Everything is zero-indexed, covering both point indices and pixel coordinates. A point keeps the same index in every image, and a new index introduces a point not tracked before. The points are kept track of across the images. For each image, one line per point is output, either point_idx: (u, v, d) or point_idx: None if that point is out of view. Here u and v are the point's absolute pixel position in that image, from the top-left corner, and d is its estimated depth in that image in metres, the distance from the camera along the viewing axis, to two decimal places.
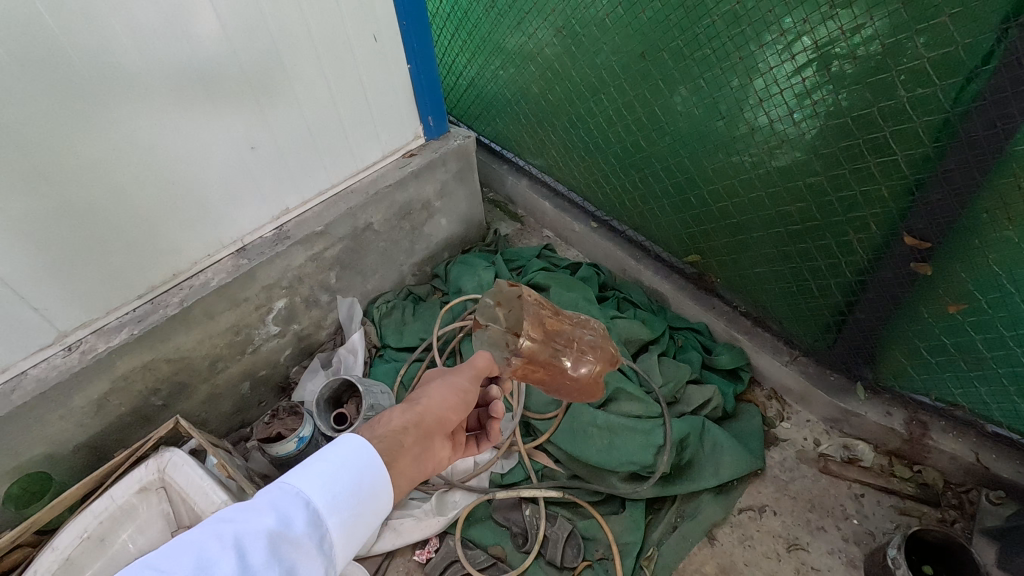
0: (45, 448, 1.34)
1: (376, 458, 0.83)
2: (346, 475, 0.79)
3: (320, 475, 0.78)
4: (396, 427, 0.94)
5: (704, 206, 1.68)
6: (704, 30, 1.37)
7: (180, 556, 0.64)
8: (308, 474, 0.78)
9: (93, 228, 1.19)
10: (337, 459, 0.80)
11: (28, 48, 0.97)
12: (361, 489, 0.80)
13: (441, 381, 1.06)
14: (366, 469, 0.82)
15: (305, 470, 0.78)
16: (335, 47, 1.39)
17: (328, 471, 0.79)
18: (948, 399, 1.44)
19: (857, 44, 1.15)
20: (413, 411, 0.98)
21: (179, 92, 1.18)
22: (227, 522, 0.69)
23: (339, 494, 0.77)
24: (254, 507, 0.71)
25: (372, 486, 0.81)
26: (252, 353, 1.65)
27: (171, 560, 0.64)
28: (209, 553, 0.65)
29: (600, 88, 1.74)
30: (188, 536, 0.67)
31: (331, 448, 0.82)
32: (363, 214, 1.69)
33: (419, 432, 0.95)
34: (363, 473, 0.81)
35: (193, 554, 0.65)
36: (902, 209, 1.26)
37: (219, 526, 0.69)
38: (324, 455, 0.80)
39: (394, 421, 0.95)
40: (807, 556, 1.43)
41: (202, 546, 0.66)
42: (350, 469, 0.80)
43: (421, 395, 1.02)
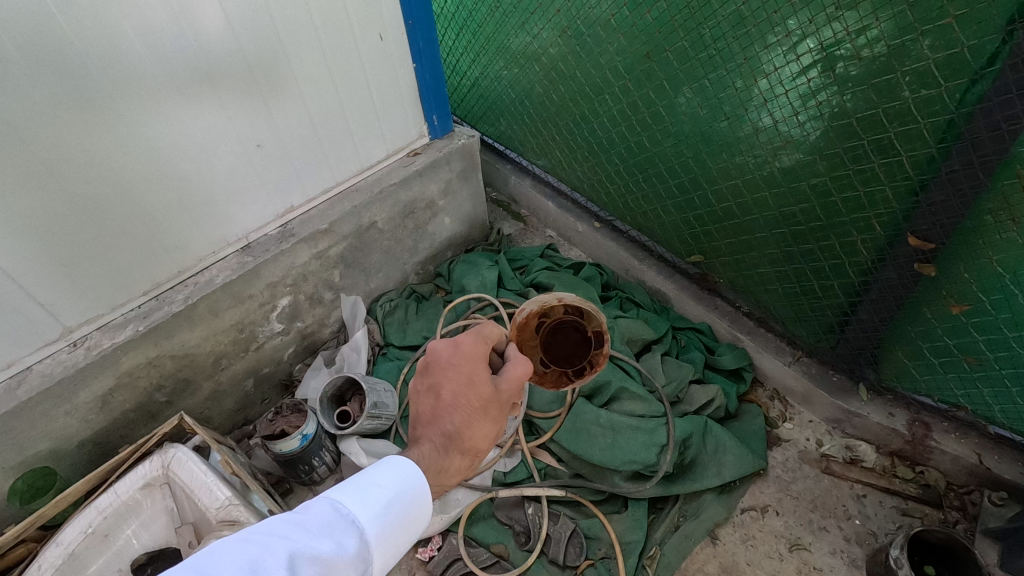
0: (49, 444, 1.34)
1: (423, 490, 0.86)
2: (396, 506, 0.81)
3: (373, 503, 0.79)
4: (450, 476, 0.97)
5: (707, 206, 1.69)
6: (710, 30, 1.38)
7: (235, 565, 0.62)
8: (362, 500, 0.79)
9: (100, 223, 1.20)
10: (389, 488, 0.82)
11: (39, 43, 0.97)
12: (404, 522, 0.82)
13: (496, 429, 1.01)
14: (412, 501, 0.84)
15: (359, 494, 0.80)
16: (342, 46, 1.40)
17: (380, 499, 0.80)
18: (950, 400, 1.44)
19: (863, 46, 1.15)
20: (467, 464, 1.00)
21: (186, 88, 1.18)
22: (279, 538, 0.68)
23: (388, 524, 0.79)
24: (310, 528, 0.71)
25: (413, 520, 0.84)
26: (256, 350, 1.66)
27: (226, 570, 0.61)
28: (266, 567, 0.63)
29: (605, 89, 1.74)
30: (241, 545, 0.65)
31: (384, 475, 0.84)
32: (368, 212, 1.69)
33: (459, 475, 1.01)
34: (409, 506, 0.83)
35: (249, 565, 0.62)
36: (905, 209, 1.26)
37: (272, 540, 0.67)
38: (378, 482, 0.82)
39: (454, 469, 0.97)
40: (809, 556, 1.43)
41: (259, 559, 0.63)
42: (401, 500, 0.82)
43: (482, 445, 1.00)
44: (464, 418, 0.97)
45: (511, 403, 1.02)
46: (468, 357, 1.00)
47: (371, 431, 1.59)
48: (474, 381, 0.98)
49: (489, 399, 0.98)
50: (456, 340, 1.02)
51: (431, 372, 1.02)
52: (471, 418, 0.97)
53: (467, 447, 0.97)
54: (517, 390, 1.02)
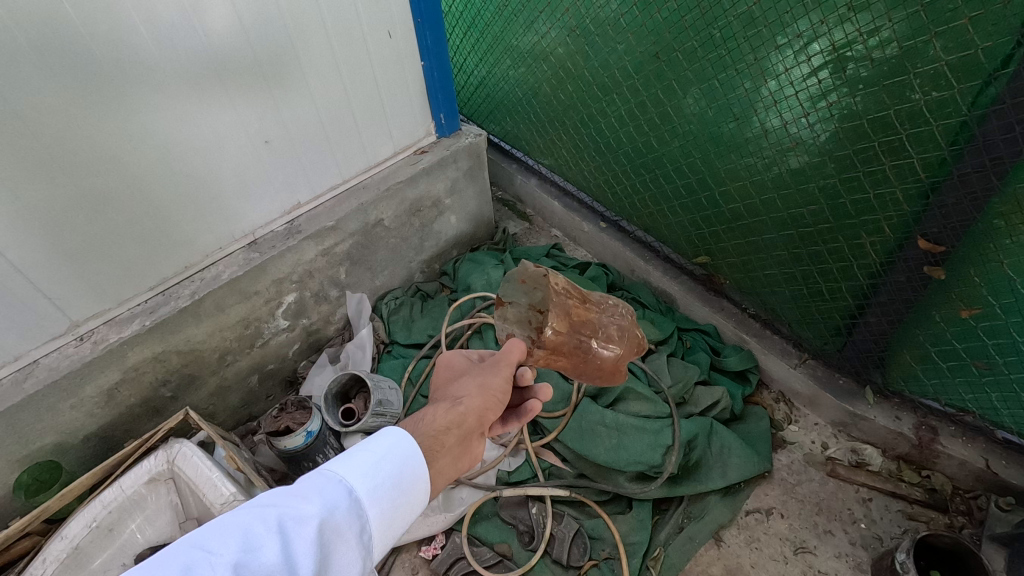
0: (55, 437, 1.34)
1: (416, 452, 0.84)
2: (387, 468, 0.80)
3: (364, 466, 0.78)
4: (439, 427, 0.93)
5: (715, 207, 1.68)
6: (720, 31, 1.37)
7: (225, 535, 0.64)
8: (352, 464, 0.78)
9: (108, 216, 1.20)
10: (380, 453, 0.81)
11: (47, 33, 0.97)
12: (400, 482, 0.80)
13: (476, 378, 1.01)
14: (406, 463, 0.82)
15: (347, 460, 0.78)
16: (351, 42, 1.40)
17: (370, 462, 0.79)
18: (958, 405, 1.43)
19: (874, 47, 1.15)
20: (455, 411, 0.95)
21: (196, 83, 1.18)
22: (269, 506, 0.69)
23: (382, 485, 0.78)
24: (299, 493, 0.71)
25: (412, 478, 0.82)
26: (261, 346, 1.65)
27: (217, 541, 0.64)
28: (255, 535, 0.65)
29: (612, 89, 1.74)
30: (231, 516, 0.67)
31: (374, 441, 0.82)
32: (374, 210, 1.69)
33: (461, 433, 0.94)
34: (403, 467, 0.81)
35: (238, 535, 0.65)
36: (916, 212, 1.25)
37: (262, 509, 0.69)
38: (368, 446, 0.81)
39: (437, 420, 0.93)
40: (814, 560, 1.42)
41: (249, 528, 0.66)
42: (392, 462, 0.80)
43: (461, 393, 0.98)
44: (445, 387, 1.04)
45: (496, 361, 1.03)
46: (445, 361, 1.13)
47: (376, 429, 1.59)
48: (453, 365, 1.10)
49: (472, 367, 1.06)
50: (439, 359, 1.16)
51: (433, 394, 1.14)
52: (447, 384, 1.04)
53: (451, 397, 0.98)
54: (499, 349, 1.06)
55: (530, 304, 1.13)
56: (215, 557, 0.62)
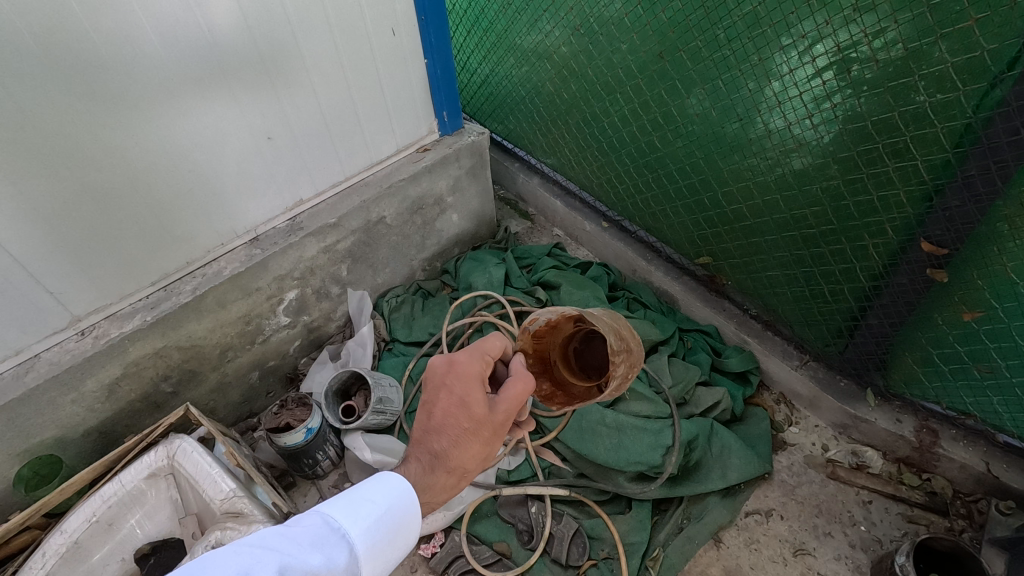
0: (56, 431, 1.35)
1: (414, 509, 0.87)
2: (386, 521, 0.81)
3: (365, 519, 0.79)
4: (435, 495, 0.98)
5: (717, 207, 1.68)
6: (724, 31, 1.37)
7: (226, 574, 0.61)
8: (354, 515, 0.79)
9: (109, 214, 1.20)
10: (381, 505, 0.82)
11: (52, 30, 0.97)
12: (395, 538, 0.81)
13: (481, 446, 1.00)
14: (403, 519, 0.84)
15: (350, 508, 0.79)
16: (355, 39, 1.40)
17: (372, 515, 0.80)
18: (960, 408, 1.42)
19: (879, 48, 1.15)
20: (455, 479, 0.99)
21: (200, 80, 1.18)
22: (269, 550, 0.67)
23: (379, 538, 0.79)
24: (302, 541, 0.70)
25: (405, 536, 0.84)
26: (262, 343, 1.65)
27: None
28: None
29: (616, 89, 1.73)
30: (231, 557, 0.64)
31: (376, 491, 0.84)
32: (376, 207, 1.69)
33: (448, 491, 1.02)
34: (400, 522, 0.83)
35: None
36: (920, 215, 1.25)
37: (262, 552, 0.66)
38: (370, 498, 0.82)
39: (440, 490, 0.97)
40: (813, 562, 1.42)
41: (251, 570, 0.63)
42: (391, 517, 0.82)
43: (467, 465, 0.98)
44: (450, 437, 0.97)
45: (503, 424, 1.01)
46: (462, 378, 1.00)
47: (376, 427, 1.59)
48: (466, 402, 0.98)
49: (481, 414, 0.97)
50: (452, 359, 1.02)
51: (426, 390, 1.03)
52: (452, 435, 0.97)
53: (456, 465, 0.97)
54: (513, 411, 1.00)
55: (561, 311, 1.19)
56: None
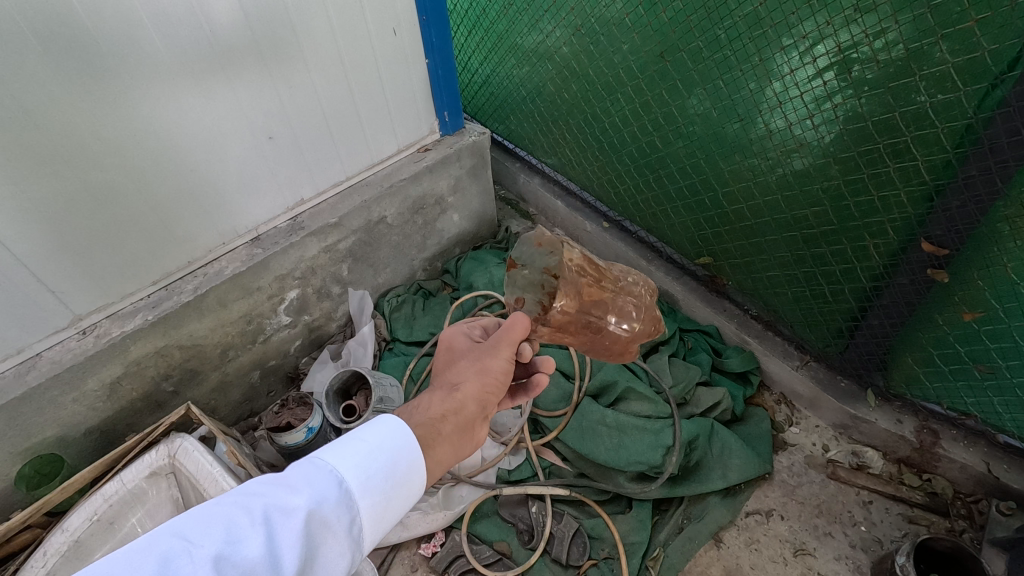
0: (57, 430, 1.35)
1: (413, 444, 0.83)
2: (380, 459, 0.78)
3: (356, 456, 0.77)
4: (435, 416, 0.94)
5: (718, 207, 1.68)
6: (725, 31, 1.37)
7: (209, 526, 0.64)
8: (344, 454, 0.77)
9: (112, 212, 1.20)
10: (373, 444, 0.79)
11: (51, 28, 0.97)
12: (394, 472, 0.79)
13: (472, 361, 1.04)
14: (401, 453, 0.81)
15: (340, 449, 0.77)
16: (356, 38, 1.40)
17: (363, 453, 0.77)
18: (960, 408, 1.42)
19: (880, 49, 1.15)
20: (453, 398, 0.97)
21: (200, 79, 1.18)
22: (255, 496, 0.69)
23: (374, 476, 0.77)
24: (287, 483, 0.71)
25: (406, 470, 0.81)
26: (263, 342, 1.66)
27: (200, 531, 0.63)
28: (238, 527, 0.64)
29: (617, 88, 1.73)
30: (216, 506, 0.66)
31: (368, 430, 0.81)
32: (377, 207, 1.69)
33: (459, 421, 0.95)
34: (397, 458, 0.80)
35: (220, 527, 0.64)
36: (920, 214, 1.25)
37: (248, 499, 0.68)
38: (361, 436, 0.79)
39: (434, 409, 0.95)
40: (813, 562, 1.42)
41: (233, 518, 0.65)
42: (385, 454, 0.79)
43: (460, 380, 1.01)
44: (445, 372, 1.06)
45: (497, 344, 1.05)
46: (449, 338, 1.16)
47: None
48: (454, 349, 1.11)
49: (472, 346, 1.09)
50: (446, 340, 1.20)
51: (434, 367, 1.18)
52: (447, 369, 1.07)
53: (448, 383, 1.01)
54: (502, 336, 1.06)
55: (545, 268, 1.04)
56: (197, 548, 0.61)
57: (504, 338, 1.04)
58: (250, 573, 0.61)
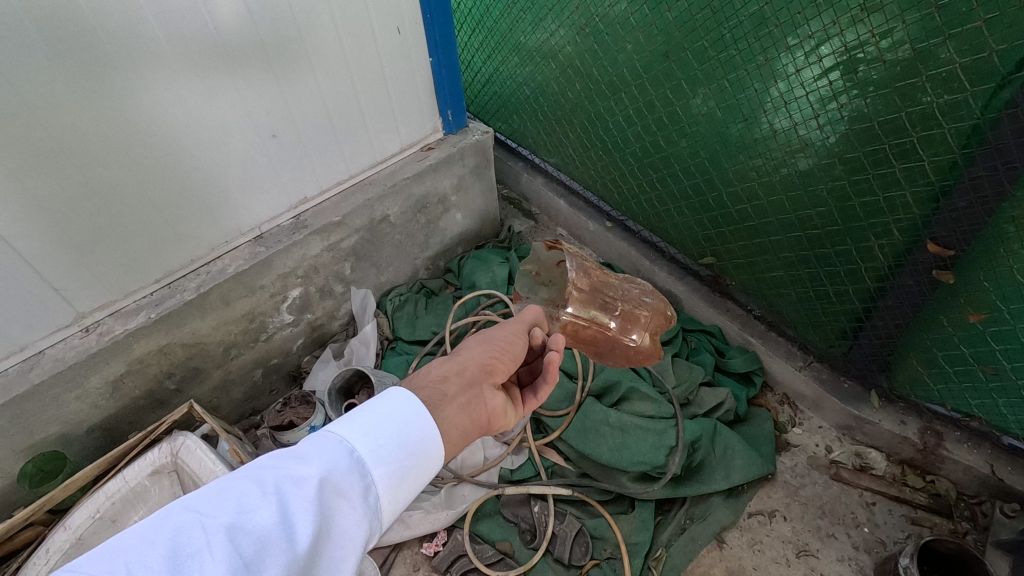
0: (60, 428, 1.35)
1: (424, 412, 0.79)
2: (392, 428, 0.76)
3: (366, 426, 0.74)
4: (436, 378, 0.90)
5: (722, 207, 1.67)
6: (730, 31, 1.36)
7: (220, 498, 0.64)
8: (355, 424, 0.74)
9: (117, 210, 1.20)
10: (384, 415, 0.76)
11: (58, 27, 0.97)
12: (409, 439, 0.76)
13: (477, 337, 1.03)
14: (414, 421, 0.78)
15: (350, 419, 0.75)
16: (360, 36, 1.39)
17: (374, 423, 0.75)
18: (964, 410, 1.42)
19: (886, 49, 1.14)
20: (454, 362, 0.94)
21: (205, 78, 1.18)
22: (268, 468, 0.68)
23: (385, 446, 0.74)
24: (297, 454, 0.70)
25: (421, 441, 0.77)
26: (265, 341, 1.66)
27: (212, 502, 0.63)
28: (249, 498, 0.64)
29: (622, 88, 1.73)
30: (228, 478, 0.66)
31: (378, 401, 0.78)
32: (380, 206, 1.69)
33: (462, 381, 0.91)
34: (411, 426, 0.77)
35: (230, 500, 0.64)
36: (926, 215, 1.25)
37: (260, 471, 0.68)
38: (372, 407, 0.77)
39: (434, 373, 0.91)
40: (816, 563, 1.42)
41: (244, 490, 0.65)
42: (397, 423, 0.76)
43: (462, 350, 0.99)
44: None
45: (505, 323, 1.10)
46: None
47: None
48: None
49: None
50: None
51: None
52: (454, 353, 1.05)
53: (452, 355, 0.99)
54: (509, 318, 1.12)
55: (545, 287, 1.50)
56: (208, 519, 0.61)
57: (513, 316, 1.12)
58: (262, 542, 0.61)
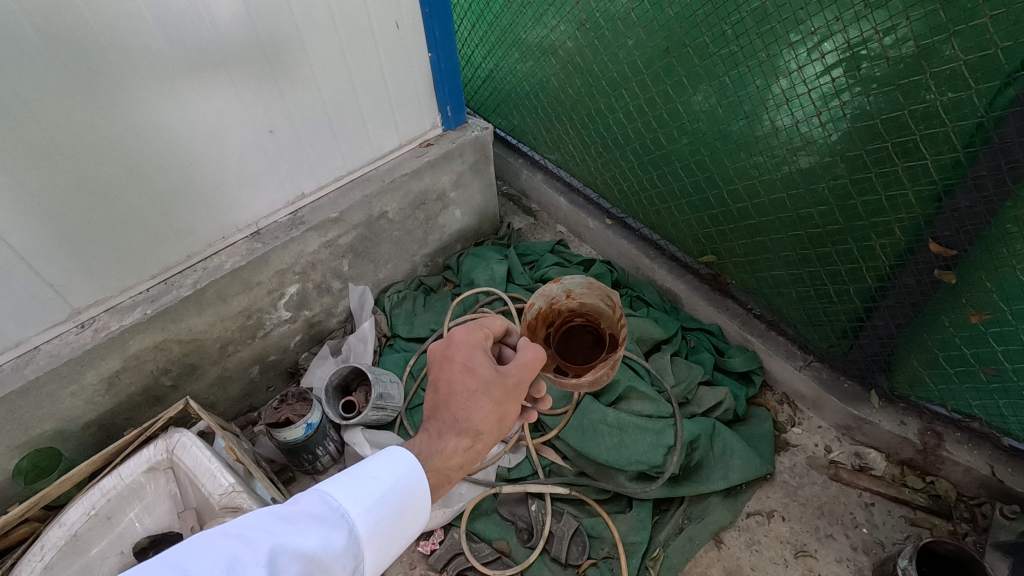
0: (56, 424, 1.34)
1: (422, 484, 0.83)
2: (390, 501, 0.78)
3: (367, 497, 0.76)
4: (451, 464, 0.91)
5: (722, 205, 1.66)
6: (732, 27, 1.35)
7: (210, 562, 0.60)
8: (357, 493, 0.75)
9: (109, 206, 1.19)
10: (385, 484, 0.78)
11: (52, 20, 0.96)
12: (401, 515, 0.79)
13: (497, 406, 0.95)
14: (410, 494, 0.81)
15: (352, 487, 0.76)
16: (358, 31, 1.38)
17: (374, 494, 0.77)
18: (965, 411, 1.41)
19: (890, 46, 1.13)
20: (472, 448, 0.93)
21: (201, 74, 1.17)
22: (263, 532, 0.66)
23: (381, 519, 0.76)
24: (297, 522, 0.68)
25: (411, 516, 0.81)
26: (262, 337, 1.65)
27: (203, 567, 0.60)
28: (243, 565, 0.61)
29: (622, 84, 1.71)
30: (220, 540, 0.63)
31: (381, 467, 0.80)
32: (378, 202, 1.68)
33: (465, 467, 0.95)
34: (407, 499, 0.80)
35: (224, 564, 0.61)
36: (928, 214, 1.23)
37: (254, 533, 0.65)
38: (374, 474, 0.78)
39: (454, 458, 0.91)
40: (814, 563, 1.41)
41: (239, 555, 0.62)
42: (395, 496, 0.78)
43: (483, 427, 0.94)
44: (457, 401, 0.95)
45: (517, 386, 0.99)
46: (462, 346, 1.01)
47: (376, 423, 1.58)
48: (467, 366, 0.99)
49: (490, 374, 0.97)
50: (450, 335, 1.03)
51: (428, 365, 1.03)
52: (463, 400, 0.95)
53: (470, 427, 0.92)
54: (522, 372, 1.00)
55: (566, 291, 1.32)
56: None
57: (525, 379, 1.00)
58: None
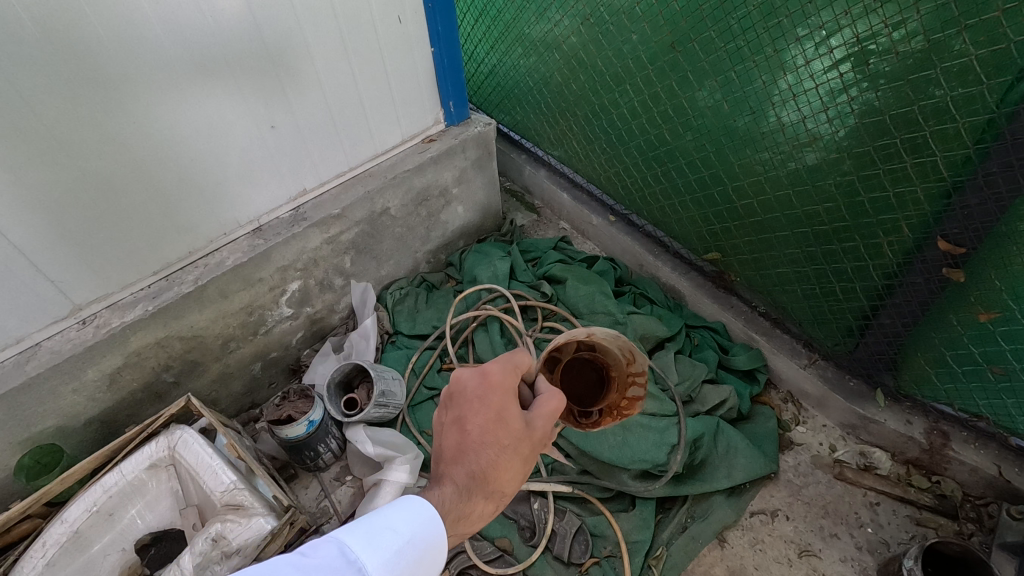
0: (57, 420, 1.34)
1: (438, 537, 0.81)
2: (407, 555, 0.75)
3: (385, 550, 0.74)
4: (470, 519, 0.90)
5: (727, 202, 1.65)
6: (738, 21, 1.33)
7: None
8: (375, 546, 0.73)
9: (109, 202, 1.18)
10: (403, 537, 0.77)
11: (53, 15, 0.95)
12: (418, 571, 0.76)
13: (524, 465, 0.91)
14: (427, 548, 0.79)
15: (370, 539, 0.74)
16: (360, 26, 1.37)
17: (393, 547, 0.74)
18: (972, 410, 1.40)
19: (900, 40, 1.11)
20: (492, 505, 0.92)
21: (202, 70, 1.17)
22: None
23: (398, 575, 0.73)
24: None
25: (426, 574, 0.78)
26: (264, 334, 1.64)
27: None
28: None
29: (626, 80, 1.69)
30: None
31: (399, 519, 0.79)
32: (381, 198, 1.67)
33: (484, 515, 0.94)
34: (424, 553, 0.78)
35: None
36: (937, 211, 1.21)
37: None
38: (392, 526, 0.77)
39: (477, 516, 0.90)
40: (818, 563, 1.40)
41: None
42: (413, 549, 0.76)
43: (506, 487, 0.91)
44: (486, 460, 0.89)
45: (544, 441, 0.94)
46: (497, 390, 0.92)
47: (377, 420, 1.57)
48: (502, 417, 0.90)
49: (522, 432, 0.90)
50: (484, 370, 0.94)
51: (456, 403, 0.94)
52: (492, 460, 0.89)
53: (496, 488, 0.89)
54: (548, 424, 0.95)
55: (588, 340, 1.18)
56: None
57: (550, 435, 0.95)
58: None
